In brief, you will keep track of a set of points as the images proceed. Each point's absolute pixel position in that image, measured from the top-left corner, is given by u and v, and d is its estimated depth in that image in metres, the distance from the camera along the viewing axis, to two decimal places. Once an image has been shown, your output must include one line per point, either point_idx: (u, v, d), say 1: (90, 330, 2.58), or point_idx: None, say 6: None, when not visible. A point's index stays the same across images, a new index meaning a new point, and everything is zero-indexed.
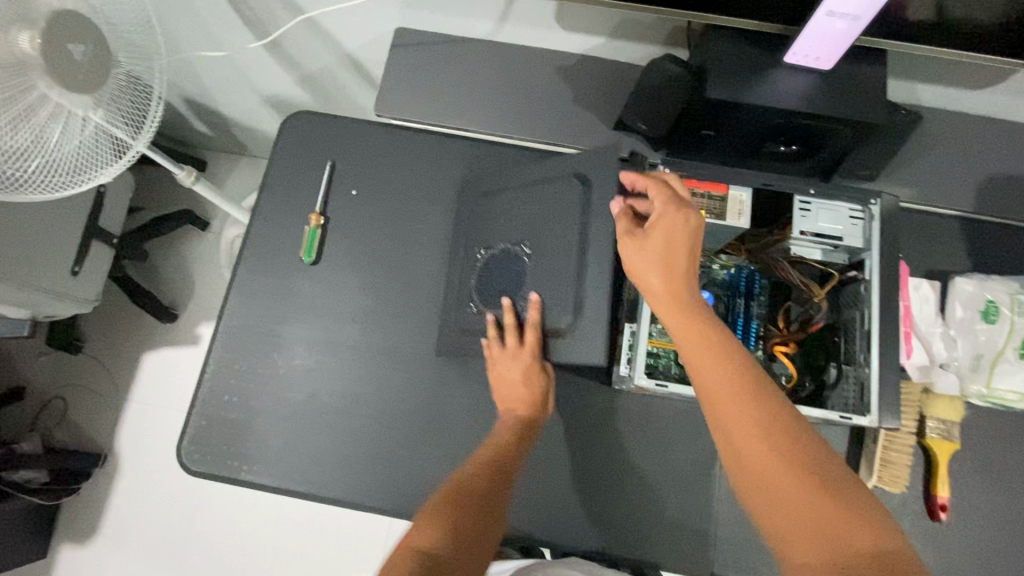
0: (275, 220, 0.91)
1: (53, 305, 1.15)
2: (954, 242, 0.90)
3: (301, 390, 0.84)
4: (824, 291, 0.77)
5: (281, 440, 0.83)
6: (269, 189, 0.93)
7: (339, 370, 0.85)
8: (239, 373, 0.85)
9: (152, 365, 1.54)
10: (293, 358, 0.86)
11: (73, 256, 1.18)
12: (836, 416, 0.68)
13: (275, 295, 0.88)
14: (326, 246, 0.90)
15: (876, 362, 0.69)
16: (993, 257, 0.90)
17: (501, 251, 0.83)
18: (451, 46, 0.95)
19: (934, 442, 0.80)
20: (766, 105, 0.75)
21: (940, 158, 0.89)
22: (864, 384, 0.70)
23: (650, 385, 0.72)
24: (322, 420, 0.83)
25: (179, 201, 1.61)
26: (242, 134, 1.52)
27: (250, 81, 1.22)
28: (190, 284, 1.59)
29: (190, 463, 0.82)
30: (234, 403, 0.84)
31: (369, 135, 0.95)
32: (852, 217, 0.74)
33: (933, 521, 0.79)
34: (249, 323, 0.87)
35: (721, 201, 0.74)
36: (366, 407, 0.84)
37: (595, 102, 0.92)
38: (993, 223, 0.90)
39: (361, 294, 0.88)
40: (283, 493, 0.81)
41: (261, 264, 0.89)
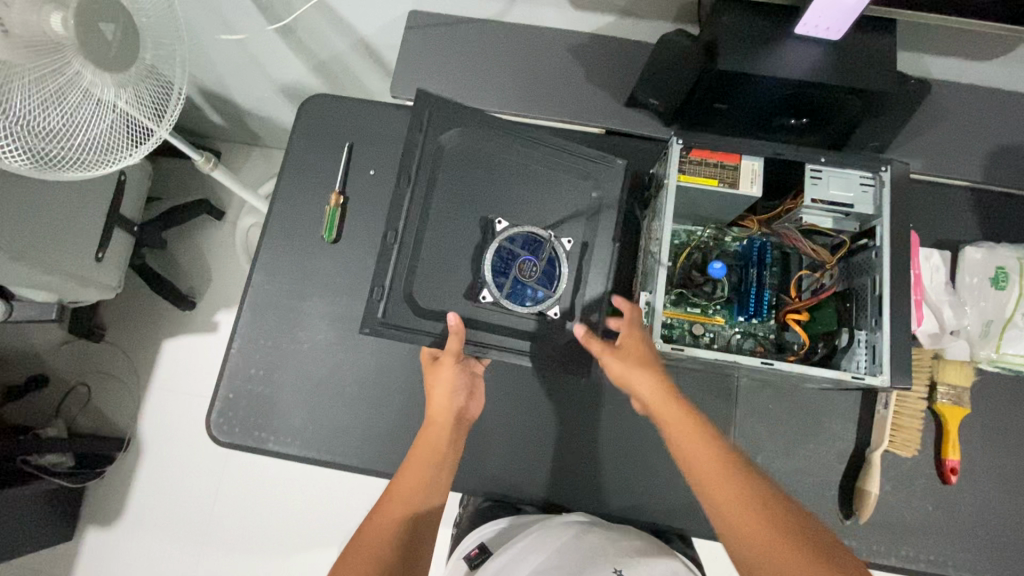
0: (295, 200, 0.94)
1: (78, 290, 1.18)
2: (964, 212, 0.91)
3: (324, 364, 0.87)
4: (836, 258, 0.79)
5: (306, 412, 0.85)
6: (288, 170, 0.95)
7: (361, 344, 0.88)
8: (264, 348, 0.88)
9: (172, 351, 1.57)
10: (316, 333, 0.88)
11: (96, 242, 1.21)
12: (849, 376, 0.69)
13: (298, 273, 0.90)
14: (345, 224, 0.92)
15: (887, 324, 0.70)
16: (1002, 227, 0.91)
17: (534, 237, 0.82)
18: (463, 28, 0.96)
19: (943, 407, 0.81)
20: (778, 77, 0.77)
21: (949, 130, 0.90)
22: (876, 346, 0.71)
23: (668, 349, 0.72)
24: (345, 393, 0.86)
25: (195, 191, 1.64)
26: (255, 123, 1.54)
27: (264, 68, 1.24)
28: (207, 273, 1.62)
29: (219, 435, 0.85)
30: (260, 377, 0.87)
31: (384, 117, 0.97)
32: (862, 184, 0.76)
33: (943, 484, 0.81)
34: (272, 300, 0.90)
35: (734, 170, 0.76)
36: (387, 380, 0.86)
37: (607, 81, 0.94)
38: (1001, 193, 0.92)
39: None
40: (310, 462, 0.84)
41: (282, 243, 0.92)
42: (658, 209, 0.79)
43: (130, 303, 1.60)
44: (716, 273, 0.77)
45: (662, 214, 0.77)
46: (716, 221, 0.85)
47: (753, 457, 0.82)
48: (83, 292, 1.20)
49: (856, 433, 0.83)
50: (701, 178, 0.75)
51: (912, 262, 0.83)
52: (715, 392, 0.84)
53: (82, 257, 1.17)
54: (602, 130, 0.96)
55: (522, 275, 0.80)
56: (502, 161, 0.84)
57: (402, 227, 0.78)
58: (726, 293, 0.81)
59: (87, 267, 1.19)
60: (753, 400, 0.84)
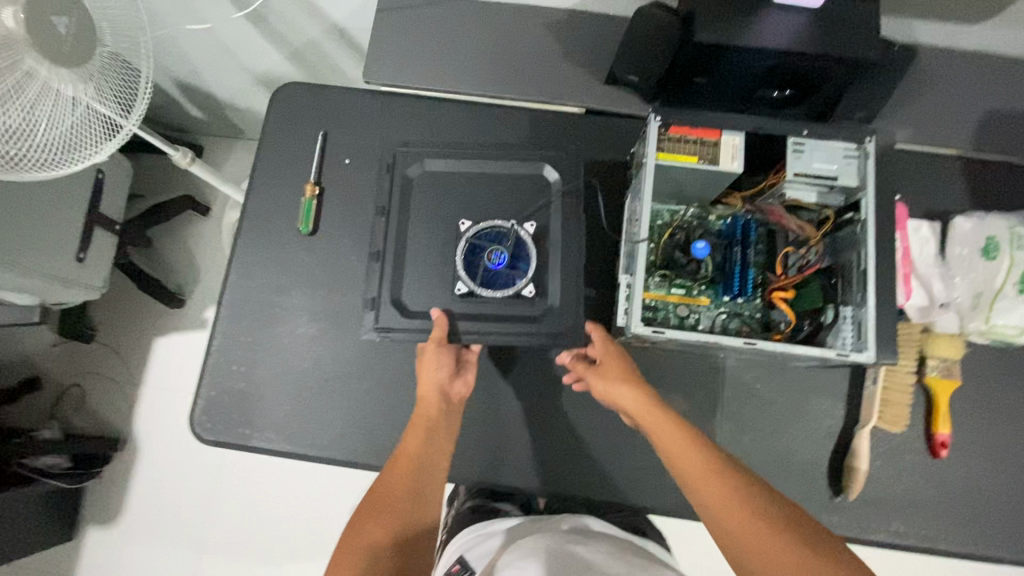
0: (270, 193, 0.92)
1: (60, 291, 1.17)
2: (953, 181, 0.89)
3: (306, 358, 0.86)
4: (819, 233, 0.78)
5: (290, 407, 0.84)
6: (261, 162, 0.93)
7: (343, 336, 0.86)
8: (245, 344, 0.87)
9: (164, 349, 1.56)
10: (297, 327, 0.87)
11: (77, 242, 1.20)
12: (834, 354, 0.68)
13: (276, 266, 0.89)
14: (322, 216, 0.90)
15: (873, 299, 0.69)
16: (993, 195, 0.89)
17: (498, 229, 0.84)
18: (435, 8, 0.93)
19: (934, 381, 0.80)
20: (759, 45, 0.74)
21: (937, 97, 0.87)
22: (862, 321, 0.70)
23: (648, 333, 0.69)
24: (327, 387, 0.85)
25: (178, 187, 1.62)
26: (234, 115, 1.52)
27: (237, 58, 1.21)
28: (194, 270, 1.60)
29: (203, 433, 0.84)
30: (242, 374, 0.86)
31: (358, 103, 0.95)
32: (846, 155, 0.74)
33: (933, 458, 0.80)
34: (252, 295, 0.88)
35: (714, 146, 0.74)
36: (371, 371, 0.85)
37: (585, 58, 0.91)
38: (991, 161, 0.89)
39: (360, 262, 0.89)
40: (295, 457, 0.83)
41: (259, 237, 0.90)
42: (637, 189, 0.77)
43: (119, 302, 1.59)
44: (699, 253, 0.77)
45: (641, 193, 0.75)
46: (698, 200, 0.83)
47: (740, 437, 0.81)
48: (67, 292, 1.19)
49: (846, 410, 0.82)
50: (679, 156, 0.73)
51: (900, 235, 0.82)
52: (699, 373, 0.83)
53: (63, 258, 1.16)
54: (582, 110, 0.94)
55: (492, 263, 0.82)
56: (464, 176, 0.87)
57: (384, 245, 0.84)
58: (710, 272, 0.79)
59: (69, 266, 1.18)
60: (740, 379, 0.83)
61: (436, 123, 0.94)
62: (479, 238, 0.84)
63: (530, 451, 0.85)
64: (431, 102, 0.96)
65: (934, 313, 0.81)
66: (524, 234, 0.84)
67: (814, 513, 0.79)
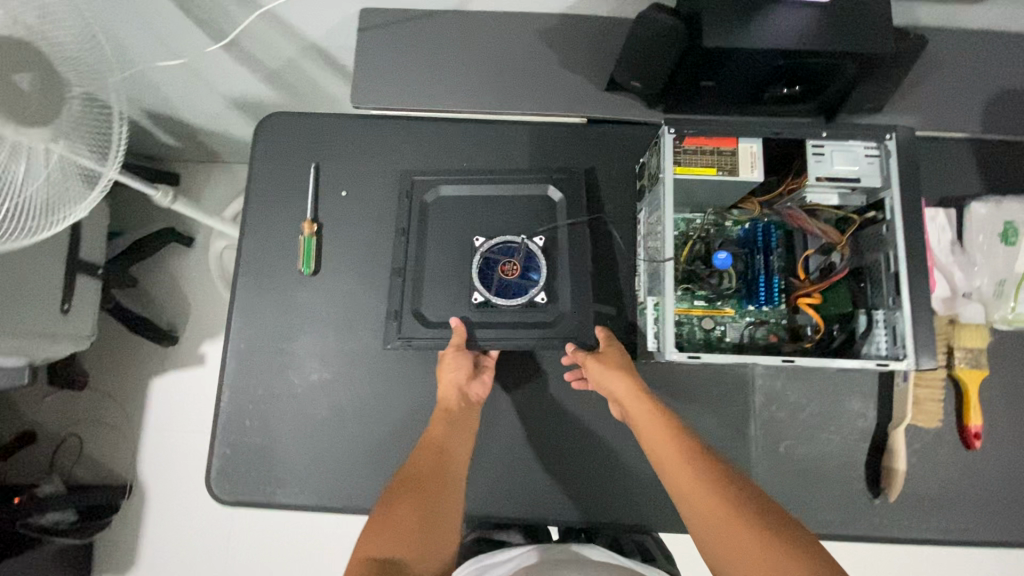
0: (266, 233, 0.87)
1: (48, 348, 1.11)
2: (966, 166, 0.88)
3: (321, 405, 0.82)
4: (846, 236, 0.75)
5: (310, 458, 0.81)
6: (253, 201, 0.88)
7: (358, 379, 0.83)
8: (256, 397, 0.83)
9: (161, 390, 1.51)
10: (309, 373, 0.83)
11: (60, 294, 1.14)
12: (873, 364, 0.66)
13: (280, 312, 0.85)
14: (323, 253, 0.86)
15: (908, 303, 0.67)
16: (1007, 177, 0.87)
17: (508, 243, 0.82)
18: (421, 24, 0.88)
19: (962, 372, 0.79)
20: (770, 48, 0.71)
21: (947, 81, 0.85)
22: (897, 327, 0.68)
23: (683, 358, 0.67)
24: (347, 433, 0.82)
25: (158, 220, 1.55)
26: (210, 140, 1.44)
27: (210, 85, 1.14)
28: (185, 305, 1.54)
29: (223, 493, 0.81)
30: (256, 428, 0.82)
31: (348, 131, 0.90)
32: (867, 155, 0.72)
33: (967, 449, 0.80)
34: (258, 344, 0.84)
35: (732, 155, 0.71)
36: (391, 412, 0.82)
37: (583, 66, 0.87)
38: (1002, 141, 0.88)
39: (368, 299, 0.85)
40: (322, 509, 0.80)
41: (259, 281, 0.86)
42: (654, 205, 0.75)
43: (109, 345, 1.53)
44: (722, 263, 0.74)
45: (660, 210, 0.72)
46: (713, 207, 0.80)
47: (774, 446, 0.80)
48: (57, 347, 1.13)
49: (878, 409, 0.81)
50: (698, 169, 0.71)
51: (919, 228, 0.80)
52: (728, 385, 0.81)
53: (46, 312, 1.10)
54: (583, 120, 0.90)
55: (505, 276, 0.80)
56: (482, 201, 0.85)
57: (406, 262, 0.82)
58: (734, 284, 0.77)
59: (54, 320, 1.12)
60: (770, 387, 0.81)
61: (432, 145, 0.90)
62: (492, 252, 0.82)
63: (562, 480, 0.83)
64: (425, 122, 0.92)
65: (958, 304, 0.80)
66: (534, 247, 0.81)
67: (854, 517, 0.78)
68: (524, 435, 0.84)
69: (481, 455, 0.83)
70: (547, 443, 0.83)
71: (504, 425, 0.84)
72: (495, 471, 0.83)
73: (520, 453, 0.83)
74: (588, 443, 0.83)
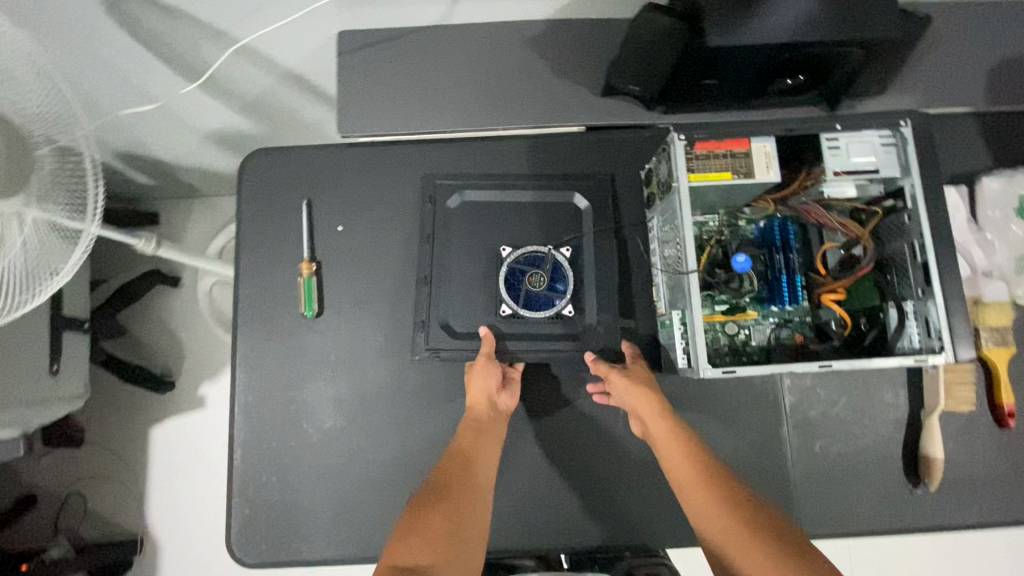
0: (263, 277, 0.83)
1: (41, 413, 1.06)
2: (973, 141, 0.86)
3: (340, 453, 0.79)
4: (867, 230, 0.73)
5: (334, 509, 0.78)
6: (245, 244, 0.84)
7: (376, 421, 0.79)
8: (270, 450, 0.79)
9: (163, 438, 1.46)
10: (323, 420, 0.79)
11: (47, 355, 1.08)
12: (911, 360, 0.65)
13: (287, 358, 0.81)
14: (325, 293, 0.82)
15: (940, 294, 0.65)
16: (1015, 148, 0.86)
17: (534, 253, 0.81)
18: (404, 42, 0.84)
19: (991, 351, 0.77)
20: (772, 43, 0.68)
21: (949, 56, 0.83)
22: (929, 318, 0.66)
23: (718, 373, 0.65)
24: (370, 478, 0.78)
25: (141, 263, 1.49)
26: (188, 176, 1.39)
27: (184, 121, 1.08)
28: (179, 347, 1.49)
29: (246, 556, 0.77)
30: (274, 483, 0.78)
31: (338, 161, 0.85)
32: (883, 144, 0.70)
33: (1001, 429, 0.79)
34: (266, 395, 0.80)
35: (746, 157, 0.69)
36: (415, 452, 0.79)
37: (577, 72, 0.84)
38: (1007, 112, 0.86)
39: (377, 336, 0.81)
40: (352, 562, 0.77)
41: (261, 328, 0.81)
42: (669, 214, 0.72)
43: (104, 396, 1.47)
44: (740, 267, 0.72)
45: (676, 219, 0.70)
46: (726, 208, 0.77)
47: (810, 445, 0.79)
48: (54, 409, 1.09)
49: (910, 398, 0.79)
50: (712, 174, 0.68)
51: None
52: (757, 388, 0.80)
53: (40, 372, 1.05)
54: (582, 128, 0.87)
55: (533, 286, 0.79)
56: (503, 208, 0.84)
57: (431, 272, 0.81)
58: (755, 287, 0.74)
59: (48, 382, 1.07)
60: (798, 385, 0.80)
61: (427, 168, 0.86)
62: (519, 261, 0.81)
63: (596, 504, 0.80)
64: (418, 145, 0.88)
65: (982, 283, 0.78)
66: (559, 258, 0.81)
67: (896, 510, 0.77)
68: (553, 461, 0.81)
69: (513, 485, 0.80)
70: (579, 466, 0.81)
71: (533, 452, 0.81)
72: (528, 501, 0.80)
73: (550, 480, 0.80)
74: (620, 461, 0.80)
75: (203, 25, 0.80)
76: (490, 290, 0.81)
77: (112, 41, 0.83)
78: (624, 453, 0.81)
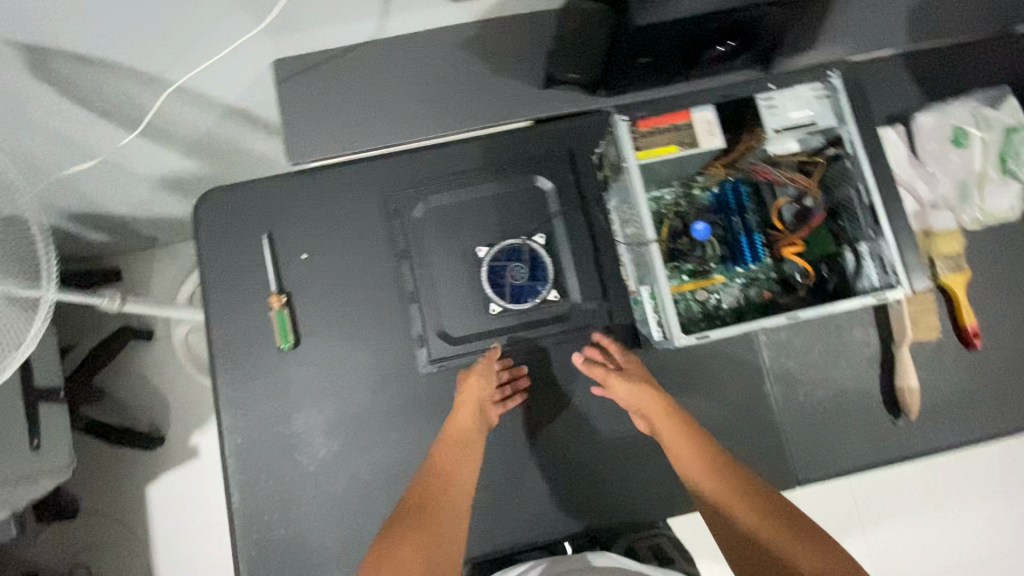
0: (234, 317, 0.82)
1: (28, 490, 1.03)
2: (903, 80, 0.89)
3: (339, 478, 0.78)
4: (814, 180, 0.76)
5: (340, 536, 0.77)
6: (211, 287, 0.83)
7: (369, 441, 0.79)
8: (267, 488, 0.78)
9: (161, 494, 1.43)
10: (317, 450, 0.79)
11: (26, 430, 1.05)
12: (871, 299, 0.68)
13: (271, 394, 0.80)
14: (299, 322, 0.82)
15: (888, 231, 0.69)
16: (943, 81, 0.89)
17: (512, 248, 0.82)
18: (340, 61, 0.84)
19: (948, 278, 0.81)
20: (698, 11, 0.68)
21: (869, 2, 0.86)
22: (883, 255, 0.69)
23: (693, 340, 0.68)
24: (373, 499, 0.78)
25: (110, 321, 1.46)
26: (145, 226, 1.36)
27: (131, 172, 1.06)
28: (162, 400, 1.46)
29: None
30: (275, 520, 0.78)
31: (292, 189, 0.85)
32: (817, 97, 0.73)
33: (969, 350, 0.82)
34: (256, 434, 0.79)
35: (688, 128, 0.72)
36: (414, 465, 0.79)
37: (516, 68, 0.85)
38: (931, 48, 0.90)
39: (358, 357, 0.81)
40: None
41: (240, 368, 0.81)
42: (623, 193, 0.74)
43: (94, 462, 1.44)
44: (701, 234, 0.74)
45: (632, 196, 0.71)
46: (678, 178, 0.79)
47: (794, 395, 0.81)
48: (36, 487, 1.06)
49: (880, 335, 0.82)
50: (659, 149, 0.71)
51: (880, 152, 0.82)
52: (736, 348, 0.82)
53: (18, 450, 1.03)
54: (529, 121, 0.88)
55: (516, 280, 0.81)
56: (473, 204, 0.84)
57: (416, 284, 0.82)
58: (714, 251, 0.77)
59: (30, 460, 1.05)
60: (774, 339, 0.82)
61: (381, 182, 0.86)
62: (497, 258, 0.82)
63: (599, 487, 0.82)
64: (370, 162, 0.88)
65: (932, 215, 0.82)
66: (535, 247, 0.82)
67: (882, 444, 0.80)
68: (550, 452, 0.81)
69: (515, 482, 0.81)
70: (576, 452, 0.82)
71: (531, 446, 0.81)
72: (532, 495, 0.80)
73: (551, 472, 0.81)
74: (616, 442, 0.82)
75: (134, 74, 0.79)
76: (465, 293, 0.81)
77: (42, 103, 0.81)
78: (619, 433, 0.82)
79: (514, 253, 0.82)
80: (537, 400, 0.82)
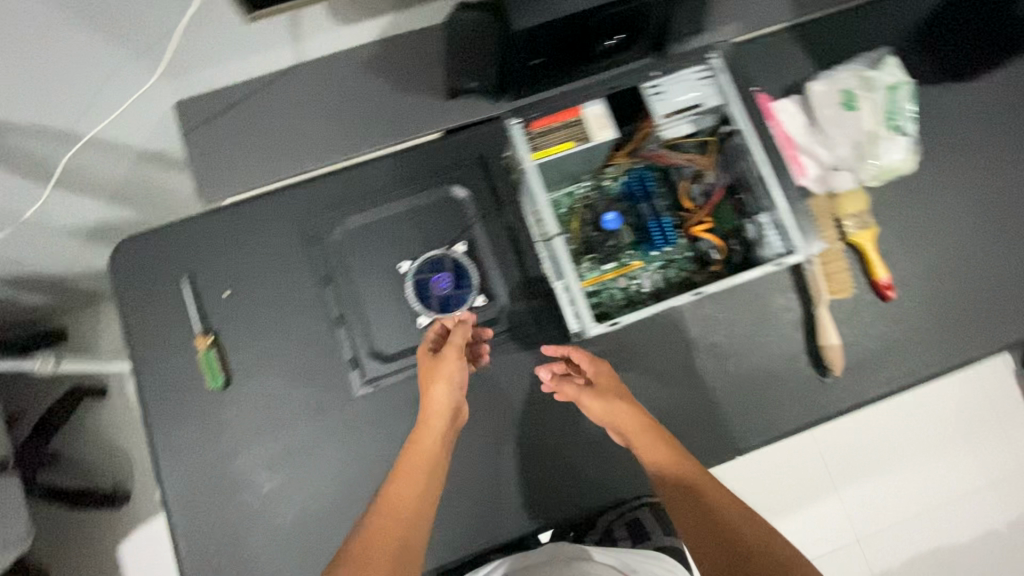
0: (163, 364, 0.81)
1: None
2: (793, 52, 0.93)
3: (285, 511, 0.78)
4: (710, 159, 0.80)
5: (293, 569, 0.77)
6: (135, 336, 0.82)
7: (313, 470, 0.79)
8: (214, 531, 0.77)
9: (130, 552, 1.39)
10: (260, 486, 0.78)
11: None
12: (771, 265, 0.71)
13: (208, 435, 0.80)
14: (229, 360, 0.81)
15: (780, 200, 0.72)
16: (830, 48, 0.93)
17: (433, 259, 0.84)
18: (241, 96, 0.84)
19: (855, 236, 0.85)
20: (579, 10, 0.70)
21: None
22: (780, 223, 0.73)
23: (606, 328, 0.71)
24: (322, 528, 0.77)
25: (60, 382, 1.43)
26: (82, 282, 1.34)
27: (51, 230, 1.05)
28: (123, 456, 1.43)
29: None
30: (225, 563, 0.77)
31: (208, 228, 0.84)
32: (701, 79, 0.78)
33: (885, 301, 0.85)
34: (196, 478, 0.79)
35: (581, 123, 0.76)
36: (359, 488, 0.78)
37: (418, 83, 0.86)
38: (814, 19, 0.94)
39: (292, 387, 0.81)
40: None
41: (174, 414, 0.80)
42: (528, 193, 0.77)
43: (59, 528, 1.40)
44: (613, 224, 0.76)
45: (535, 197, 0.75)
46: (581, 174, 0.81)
47: (725, 366, 0.83)
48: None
49: (800, 298, 0.85)
50: (555, 146, 0.75)
51: (771, 123, 0.87)
52: (664, 329, 0.83)
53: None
54: (438, 133, 0.89)
55: (442, 289, 0.83)
56: (389, 220, 0.85)
57: (344, 307, 0.82)
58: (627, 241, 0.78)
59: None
60: (698, 315, 0.84)
61: (295, 210, 0.85)
62: (421, 270, 0.83)
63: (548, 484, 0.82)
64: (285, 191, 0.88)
65: (832, 177, 0.85)
66: (456, 256, 0.84)
67: (813, 403, 0.82)
68: (494, 457, 0.81)
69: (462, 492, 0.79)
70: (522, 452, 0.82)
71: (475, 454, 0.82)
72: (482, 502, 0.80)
73: (497, 476, 0.80)
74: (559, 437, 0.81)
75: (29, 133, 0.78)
76: (392, 309, 0.82)
77: None
78: (561, 429, 0.81)
79: (436, 263, 0.84)
80: (476, 406, 0.81)
